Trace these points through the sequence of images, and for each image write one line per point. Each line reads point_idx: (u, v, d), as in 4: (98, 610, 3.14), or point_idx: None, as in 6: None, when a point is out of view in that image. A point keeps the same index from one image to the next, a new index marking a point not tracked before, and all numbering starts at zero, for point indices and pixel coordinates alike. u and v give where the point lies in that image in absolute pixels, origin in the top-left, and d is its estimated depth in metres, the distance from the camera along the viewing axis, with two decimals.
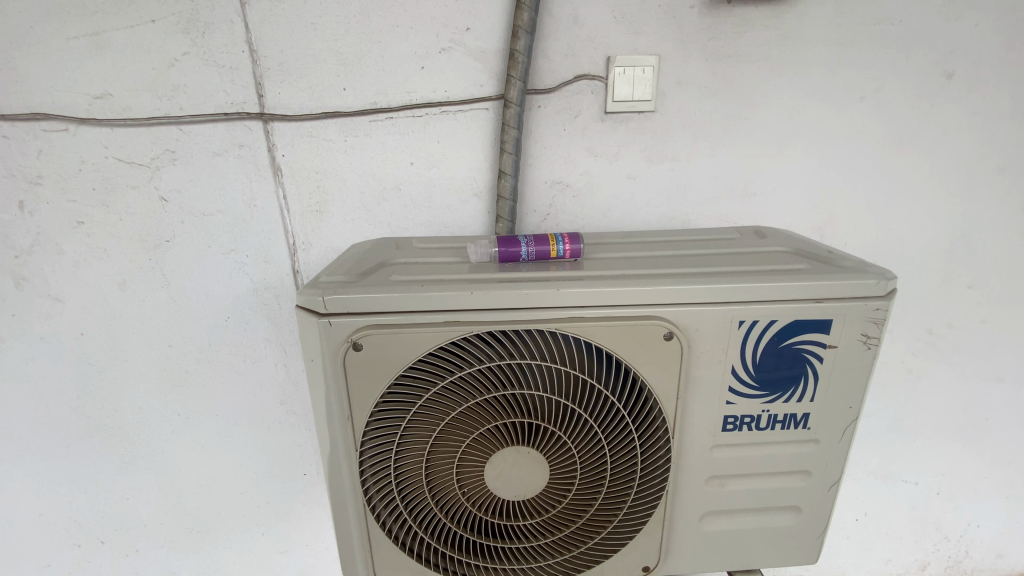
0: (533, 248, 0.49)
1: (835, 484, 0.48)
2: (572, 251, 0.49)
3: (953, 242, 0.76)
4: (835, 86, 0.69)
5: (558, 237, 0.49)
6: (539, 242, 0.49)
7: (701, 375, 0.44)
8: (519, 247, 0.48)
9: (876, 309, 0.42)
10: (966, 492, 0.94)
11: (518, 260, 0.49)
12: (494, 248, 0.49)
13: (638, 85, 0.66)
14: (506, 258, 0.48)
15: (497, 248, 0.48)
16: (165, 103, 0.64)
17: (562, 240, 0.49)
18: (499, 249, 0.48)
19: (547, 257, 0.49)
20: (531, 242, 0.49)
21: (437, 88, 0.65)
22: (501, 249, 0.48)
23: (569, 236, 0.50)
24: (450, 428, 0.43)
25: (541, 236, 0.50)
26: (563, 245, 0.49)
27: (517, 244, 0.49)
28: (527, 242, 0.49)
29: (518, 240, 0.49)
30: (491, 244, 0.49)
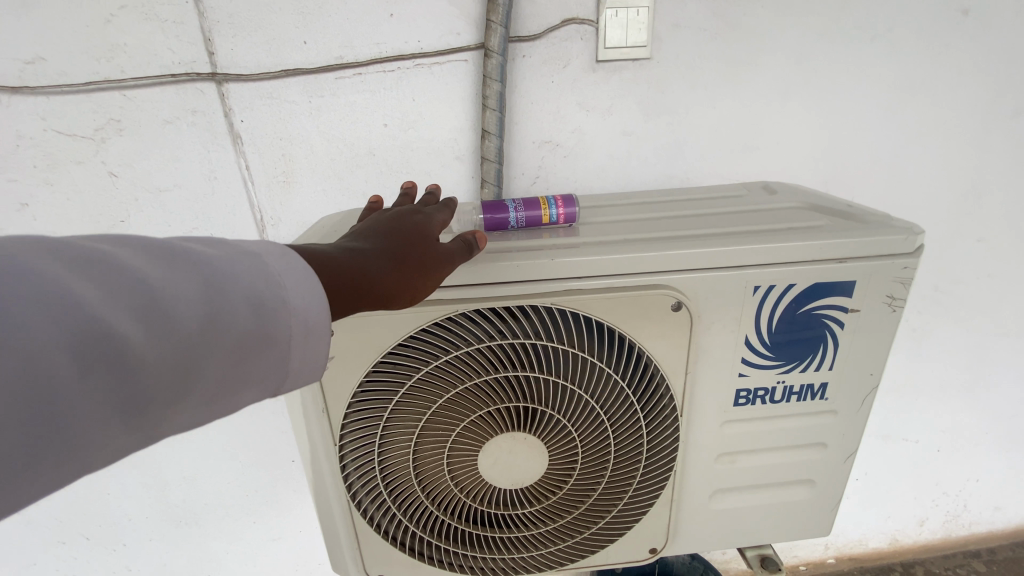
0: (525, 215, 0.43)
1: (851, 455, 0.45)
2: (570, 218, 0.44)
3: (963, 194, 0.72)
4: (847, 25, 0.63)
5: (555, 202, 0.44)
6: (529, 206, 0.44)
7: (712, 347, 0.40)
8: (509, 215, 0.43)
9: (903, 267, 0.38)
10: (966, 448, 0.94)
11: (508, 229, 0.44)
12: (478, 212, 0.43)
13: (632, 30, 0.60)
14: (493, 226, 0.43)
15: (483, 215, 0.43)
16: (105, 66, 0.57)
17: (555, 203, 0.43)
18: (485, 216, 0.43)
19: (541, 224, 0.44)
20: (524, 208, 0.43)
21: (409, 39, 0.58)
22: (488, 217, 0.43)
23: (567, 199, 0.44)
24: (439, 417, 0.39)
25: (534, 199, 0.44)
26: (556, 208, 0.43)
27: (507, 210, 0.43)
28: (518, 208, 0.43)
29: (508, 205, 0.43)
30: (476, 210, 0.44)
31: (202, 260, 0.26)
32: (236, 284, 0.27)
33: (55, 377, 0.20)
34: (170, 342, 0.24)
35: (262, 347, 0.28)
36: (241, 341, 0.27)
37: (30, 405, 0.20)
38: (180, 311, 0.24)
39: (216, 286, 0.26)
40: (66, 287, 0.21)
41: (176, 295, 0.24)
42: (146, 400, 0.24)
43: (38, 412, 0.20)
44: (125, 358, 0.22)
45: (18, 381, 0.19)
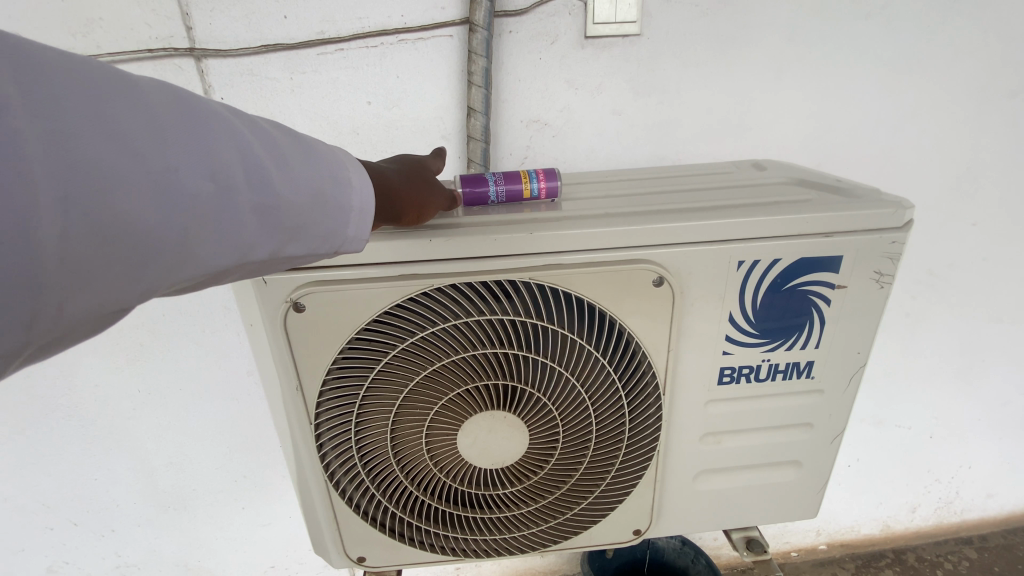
0: (503, 189, 0.42)
1: (839, 435, 0.44)
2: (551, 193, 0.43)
3: (959, 176, 0.71)
4: (844, 1, 0.62)
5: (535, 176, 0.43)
6: (509, 180, 0.43)
7: (695, 324, 0.39)
8: (486, 189, 0.42)
9: (892, 242, 0.37)
10: (958, 434, 0.93)
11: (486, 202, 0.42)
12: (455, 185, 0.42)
13: (621, 4, 0.58)
14: (470, 199, 0.42)
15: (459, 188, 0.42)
16: (80, 41, 0.55)
17: (536, 177, 0.42)
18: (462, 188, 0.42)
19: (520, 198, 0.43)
20: (502, 183, 0.42)
21: (392, 13, 0.57)
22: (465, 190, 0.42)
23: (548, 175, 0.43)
24: (416, 395, 0.39)
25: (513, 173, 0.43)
26: (537, 182, 0.42)
27: (484, 184, 0.42)
28: (496, 182, 0.42)
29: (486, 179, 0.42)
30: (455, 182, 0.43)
31: (303, 139, 0.31)
32: (325, 154, 0.31)
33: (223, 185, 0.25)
34: (289, 187, 0.28)
35: (341, 210, 0.31)
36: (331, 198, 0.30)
37: (205, 204, 0.24)
38: (291, 160, 0.29)
39: (311, 154, 0.30)
40: (225, 122, 0.26)
41: (289, 153, 0.29)
42: (269, 229, 0.28)
43: (212, 212, 0.25)
44: (263, 188, 0.27)
45: (204, 182, 0.24)
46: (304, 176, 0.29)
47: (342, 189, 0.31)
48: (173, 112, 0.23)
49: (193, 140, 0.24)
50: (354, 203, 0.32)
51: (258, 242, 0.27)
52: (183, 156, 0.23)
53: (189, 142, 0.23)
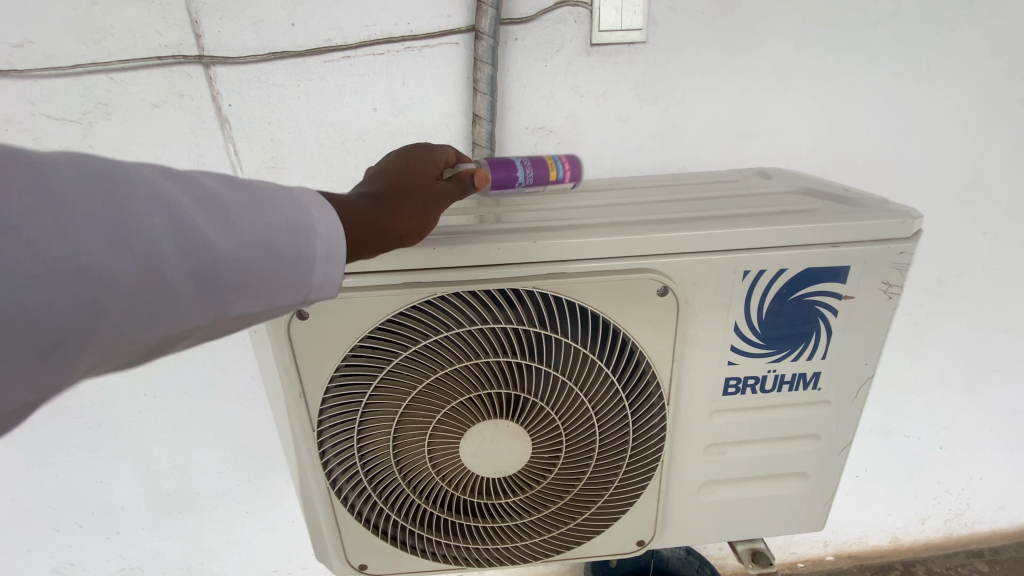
0: (532, 178, 0.44)
1: (846, 447, 0.44)
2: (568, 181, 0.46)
3: (969, 184, 0.70)
4: (851, 9, 0.61)
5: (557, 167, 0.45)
6: (536, 166, 0.44)
7: (699, 333, 0.39)
8: (518, 176, 0.43)
9: (900, 252, 0.37)
10: (968, 445, 0.92)
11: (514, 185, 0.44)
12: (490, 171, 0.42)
13: (627, 12, 0.58)
14: (503, 182, 0.43)
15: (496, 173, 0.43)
16: (91, 48, 0.56)
17: (561, 164, 0.45)
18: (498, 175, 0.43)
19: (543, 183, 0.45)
20: (531, 172, 0.44)
21: (398, 21, 0.57)
22: (500, 176, 0.43)
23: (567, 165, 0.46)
24: (419, 403, 0.38)
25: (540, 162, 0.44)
26: (562, 168, 0.45)
27: (518, 170, 0.43)
28: (528, 171, 0.44)
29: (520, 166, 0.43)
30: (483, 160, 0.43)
31: (256, 188, 0.27)
32: (281, 200, 0.28)
33: (150, 265, 0.23)
34: (232, 248, 0.25)
35: (300, 261, 0.28)
36: (286, 251, 0.27)
37: (129, 285, 0.22)
38: (236, 217, 0.26)
39: (262, 204, 0.27)
40: (154, 187, 0.23)
41: (235, 208, 0.26)
42: (213, 295, 0.25)
43: (138, 292, 0.23)
44: (201, 255, 0.24)
45: (126, 264, 0.22)
46: (252, 232, 0.26)
47: (302, 244, 0.28)
48: (85, 189, 0.21)
49: (110, 218, 0.21)
50: (318, 250, 0.29)
51: (199, 310, 0.25)
52: (99, 237, 0.21)
53: (102, 222, 0.21)
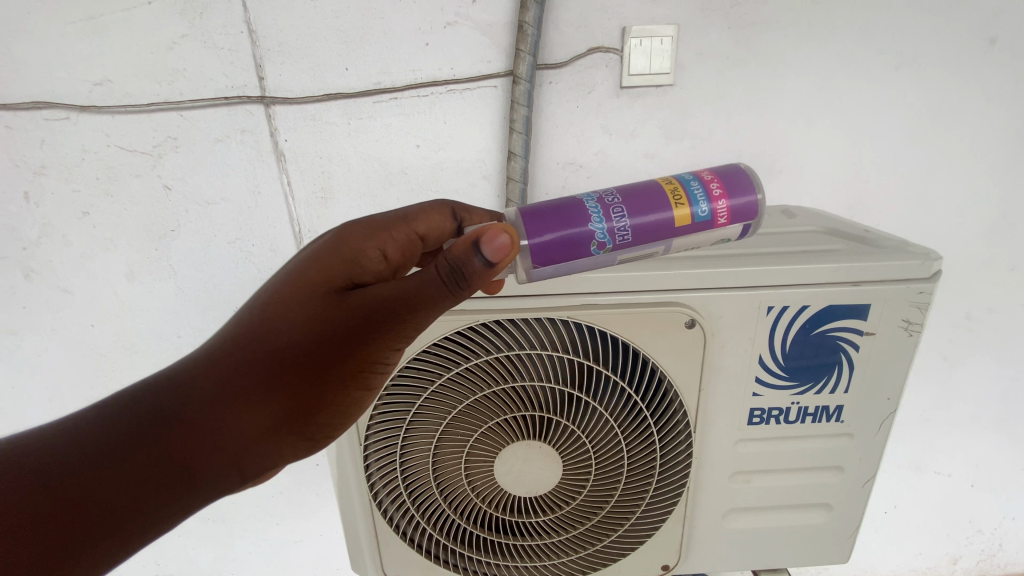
0: (636, 223, 0.36)
1: (870, 480, 0.45)
2: (722, 216, 0.36)
3: (994, 221, 0.71)
4: (872, 55, 0.64)
5: (685, 199, 0.36)
6: (636, 213, 0.36)
7: (725, 364, 0.41)
8: (610, 227, 0.36)
9: (919, 292, 0.38)
10: (1002, 484, 0.90)
11: (616, 246, 0.36)
12: (534, 229, 0.36)
13: (656, 57, 0.62)
14: (584, 244, 0.36)
15: (554, 232, 0.35)
16: (165, 88, 0.62)
17: (681, 205, 0.36)
18: (563, 232, 0.35)
19: (671, 231, 0.36)
20: (631, 214, 0.36)
21: (443, 66, 0.62)
22: (572, 232, 0.36)
23: (711, 192, 0.37)
24: (458, 422, 0.41)
25: (648, 198, 0.36)
26: (682, 210, 0.36)
27: (604, 219, 0.36)
28: (621, 213, 0.36)
29: (602, 211, 0.36)
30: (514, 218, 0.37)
31: None
32: None
33: None
34: None
35: None
36: None
37: None
38: None
39: None
40: None
41: None
42: None
43: None
44: None
45: None
46: None
47: None
48: None
49: None
50: None
51: None
52: None
53: None
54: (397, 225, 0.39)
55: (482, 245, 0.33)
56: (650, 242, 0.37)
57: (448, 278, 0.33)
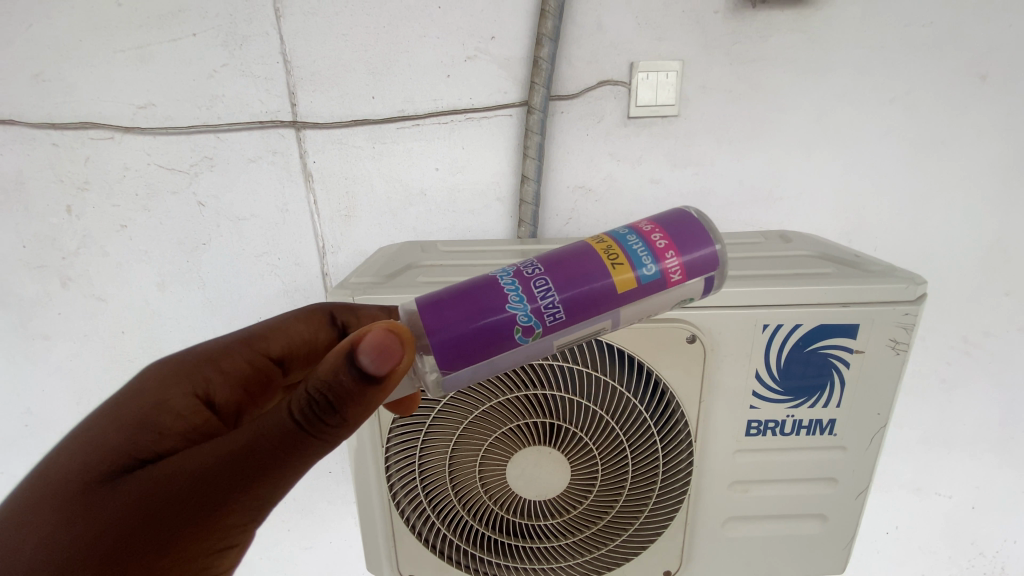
0: (566, 297, 0.31)
1: (863, 492, 0.47)
2: (675, 273, 0.31)
3: (988, 248, 0.74)
4: (867, 90, 0.68)
5: (624, 261, 0.31)
6: (563, 285, 0.31)
7: (724, 378, 0.44)
8: (536, 307, 0.31)
9: (905, 314, 0.41)
10: (1003, 507, 0.91)
11: (549, 328, 0.31)
12: (438, 320, 0.31)
13: (661, 90, 0.66)
14: (505, 332, 0.31)
15: (462, 321, 0.31)
16: (204, 112, 0.67)
17: (617, 267, 0.31)
18: (475, 321, 0.31)
19: (612, 301, 0.31)
20: (560, 287, 0.31)
21: (462, 96, 0.66)
22: (486, 320, 0.31)
23: (655, 247, 0.32)
24: (474, 427, 0.44)
25: (579, 267, 0.31)
26: (619, 273, 0.31)
27: (526, 299, 0.31)
28: (548, 288, 0.31)
29: (523, 289, 0.31)
30: (414, 310, 0.33)
31: None
32: None
33: None
34: None
35: None
36: None
37: None
38: None
39: None
40: None
41: None
42: None
43: None
44: None
45: None
46: None
47: None
48: None
49: None
50: None
51: None
52: None
53: None
54: (223, 354, 0.40)
55: (361, 354, 0.30)
56: (590, 316, 0.31)
57: (303, 422, 0.31)
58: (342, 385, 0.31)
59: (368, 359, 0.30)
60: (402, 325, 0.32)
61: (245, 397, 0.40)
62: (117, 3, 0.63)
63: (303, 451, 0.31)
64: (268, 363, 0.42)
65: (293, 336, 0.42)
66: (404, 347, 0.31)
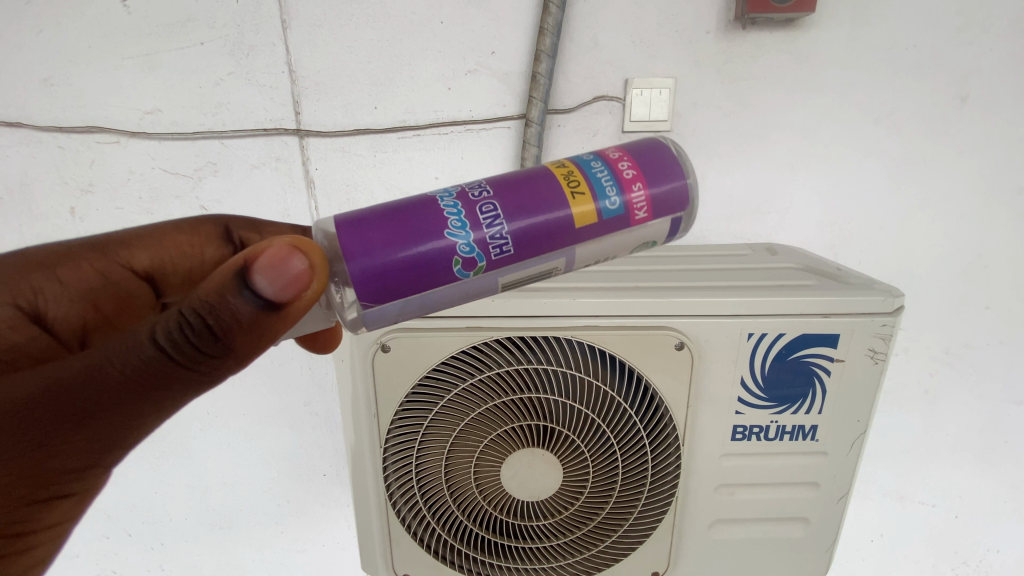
0: (517, 228, 0.30)
1: (844, 496, 0.49)
2: (639, 208, 0.31)
3: (968, 262, 0.77)
4: (851, 109, 0.71)
5: (584, 189, 0.31)
6: (515, 215, 0.30)
7: (711, 384, 0.45)
8: (482, 237, 0.30)
9: (883, 324, 0.43)
10: (986, 515, 0.93)
11: (495, 261, 0.31)
12: (365, 247, 0.29)
13: (655, 106, 0.68)
14: (437, 262, 0.30)
15: (392, 248, 0.29)
16: (209, 119, 0.68)
17: (576, 199, 0.31)
18: (406, 250, 0.29)
19: (568, 233, 0.31)
20: (510, 218, 0.30)
21: (463, 107, 0.69)
22: (417, 248, 0.30)
23: (622, 180, 0.32)
24: (469, 430, 0.45)
25: (533, 194, 0.31)
26: (577, 206, 0.31)
27: (470, 228, 0.30)
28: (499, 217, 0.30)
29: (467, 216, 0.30)
30: (333, 231, 0.31)
31: None
32: None
33: None
34: None
35: None
36: None
37: None
38: None
39: None
40: None
41: None
42: None
43: None
44: None
45: None
46: None
47: None
48: None
49: None
50: None
51: None
52: None
53: None
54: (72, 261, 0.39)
55: (259, 273, 0.29)
56: (541, 249, 0.31)
57: (171, 345, 0.29)
58: (229, 310, 0.29)
59: (265, 283, 0.29)
60: (312, 245, 0.31)
61: (94, 313, 0.39)
62: (127, 11, 0.64)
63: (166, 380, 0.29)
64: (130, 277, 0.42)
65: (167, 250, 0.43)
66: (312, 272, 0.30)
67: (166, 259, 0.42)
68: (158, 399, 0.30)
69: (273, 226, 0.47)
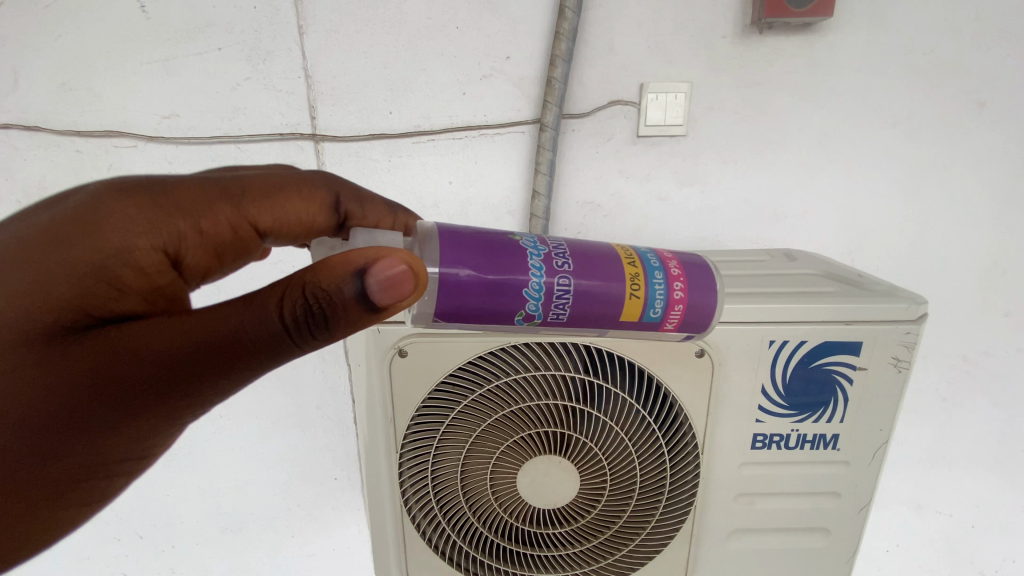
0: (574, 307, 0.34)
1: (865, 507, 0.48)
2: (669, 325, 0.36)
3: (987, 269, 0.76)
4: (869, 113, 0.70)
5: (641, 297, 0.34)
6: (578, 296, 0.34)
7: (731, 392, 0.45)
8: (545, 305, 0.34)
9: (907, 332, 0.43)
10: (1004, 527, 0.91)
11: (546, 322, 0.35)
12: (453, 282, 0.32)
13: (670, 111, 0.68)
14: (502, 314, 0.34)
15: (475, 284, 0.33)
16: (226, 123, 0.69)
17: (630, 299, 0.34)
18: (489, 283, 0.33)
19: (608, 322, 0.35)
20: (574, 298, 0.34)
21: (477, 112, 0.69)
22: (498, 285, 0.33)
23: (671, 296, 0.35)
24: (486, 436, 0.45)
25: (603, 265, 0.34)
26: (626, 307, 0.34)
27: (541, 291, 0.33)
28: (565, 291, 0.33)
29: (544, 261, 0.34)
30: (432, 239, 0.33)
31: None
32: None
33: None
34: None
35: None
36: None
37: None
38: None
39: None
40: None
41: None
42: None
43: None
44: None
45: None
46: None
47: None
48: None
49: None
50: None
51: None
52: None
53: None
54: (212, 205, 0.36)
55: (371, 273, 0.30)
56: (583, 325, 0.35)
57: (279, 324, 0.30)
58: (339, 303, 0.30)
59: (374, 286, 0.30)
60: (424, 264, 0.31)
61: (216, 264, 0.37)
62: (147, 17, 0.65)
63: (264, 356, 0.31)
64: (251, 231, 0.39)
65: (291, 213, 0.40)
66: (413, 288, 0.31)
67: (289, 221, 0.40)
68: (255, 378, 0.32)
69: (372, 203, 0.44)
